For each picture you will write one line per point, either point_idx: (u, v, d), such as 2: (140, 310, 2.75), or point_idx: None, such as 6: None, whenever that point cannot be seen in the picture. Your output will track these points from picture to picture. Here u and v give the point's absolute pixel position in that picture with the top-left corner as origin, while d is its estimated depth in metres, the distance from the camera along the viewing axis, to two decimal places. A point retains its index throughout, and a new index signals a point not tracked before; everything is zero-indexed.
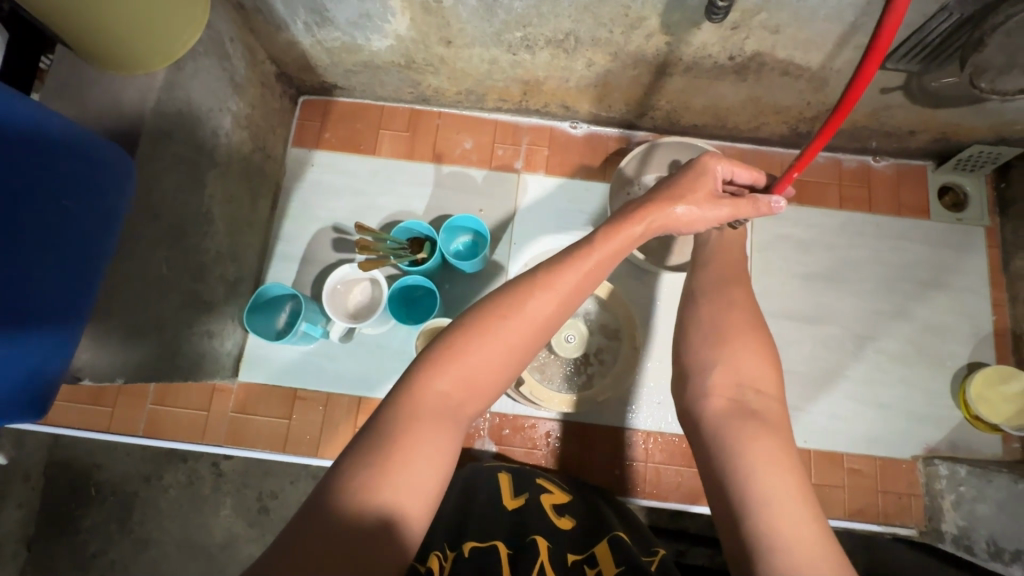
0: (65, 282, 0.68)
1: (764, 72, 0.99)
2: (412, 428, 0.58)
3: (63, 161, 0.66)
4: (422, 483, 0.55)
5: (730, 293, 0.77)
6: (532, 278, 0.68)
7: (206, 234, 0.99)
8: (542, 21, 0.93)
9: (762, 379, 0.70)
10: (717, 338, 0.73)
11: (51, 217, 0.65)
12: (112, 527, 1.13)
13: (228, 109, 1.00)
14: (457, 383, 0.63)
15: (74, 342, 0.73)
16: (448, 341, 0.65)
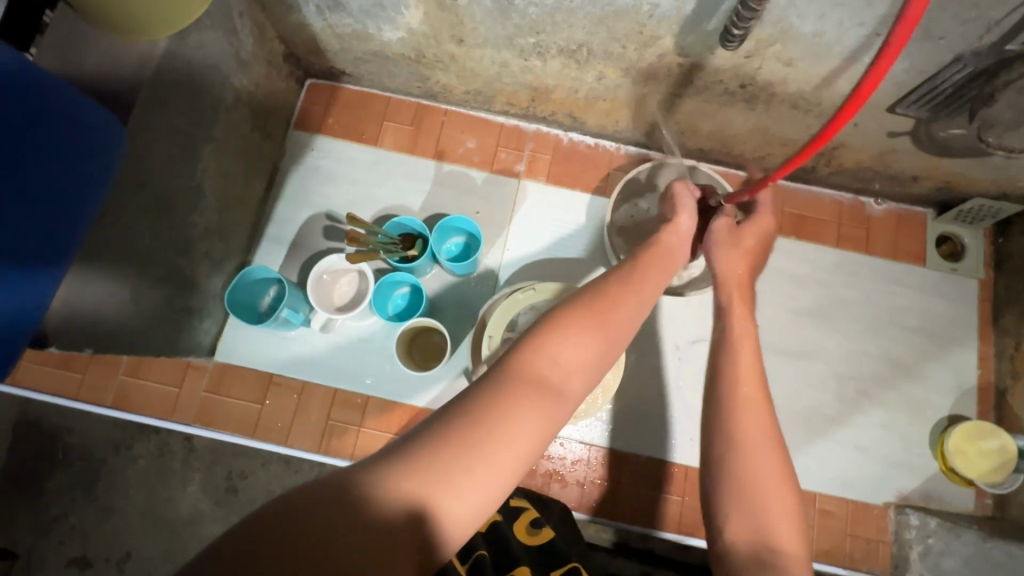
0: (37, 242, 0.66)
1: (775, 103, 0.98)
2: (511, 396, 0.52)
3: (44, 120, 0.64)
4: (509, 452, 0.49)
5: (748, 408, 0.63)
6: (619, 277, 0.68)
7: (195, 207, 0.97)
8: (556, 29, 0.91)
9: (782, 528, 0.58)
10: (731, 460, 0.61)
11: (25, 175, 0.63)
12: (76, 493, 1.10)
13: (230, 84, 0.99)
14: (562, 359, 0.57)
15: (48, 301, 0.71)
16: (555, 317, 0.61)
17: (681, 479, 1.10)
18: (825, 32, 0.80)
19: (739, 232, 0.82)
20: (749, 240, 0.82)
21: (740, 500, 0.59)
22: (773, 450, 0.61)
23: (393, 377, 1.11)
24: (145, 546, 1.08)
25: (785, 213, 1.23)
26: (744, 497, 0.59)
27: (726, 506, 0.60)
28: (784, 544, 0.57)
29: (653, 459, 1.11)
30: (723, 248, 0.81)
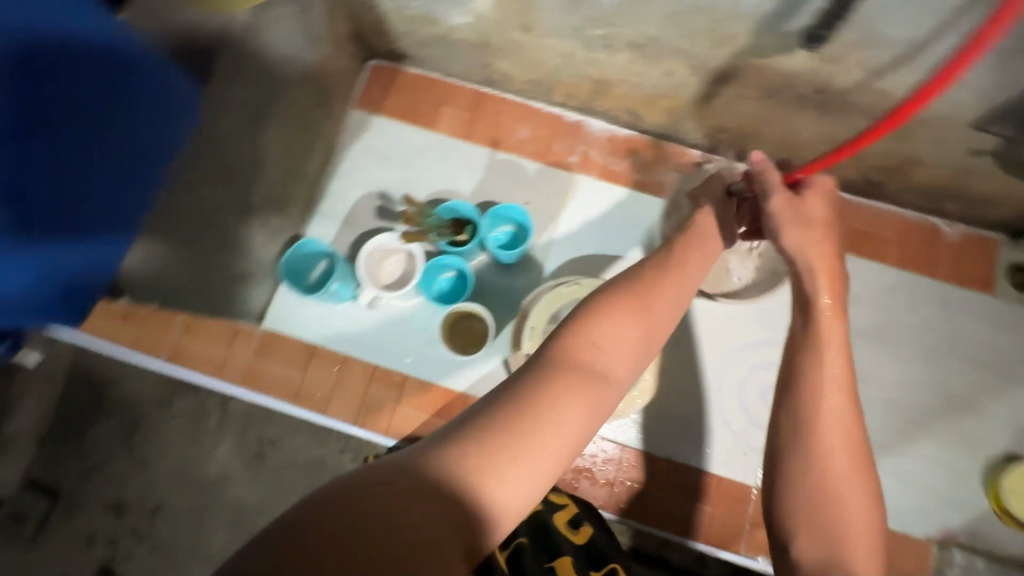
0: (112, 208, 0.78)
1: (850, 112, 0.95)
2: (563, 382, 0.53)
3: (122, 93, 0.75)
4: (562, 437, 0.50)
5: (834, 429, 0.61)
6: (655, 266, 0.67)
7: (258, 177, 0.99)
8: (627, 22, 0.90)
9: (860, 548, 0.57)
10: (811, 481, 0.60)
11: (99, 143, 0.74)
12: (116, 446, 1.17)
13: (300, 59, 1.01)
14: (606, 345, 0.57)
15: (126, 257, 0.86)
16: (593, 306, 0.60)
17: (713, 490, 1.08)
18: (917, 39, 0.76)
19: (803, 200, 0.72)
20: (817, 208, 0.72)
21: (817, 521, 0.59)
22: (857, 473, 0.60)
23: (433, 359, 1.12)
24: (176, 502, 1.15)
25: (846, 228, 1.18)
26: (823, 519, 0.59)
27: (799, 526, 0.60)
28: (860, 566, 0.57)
29: (686, 466, 1.09)
30: (796, 229, 0.71)
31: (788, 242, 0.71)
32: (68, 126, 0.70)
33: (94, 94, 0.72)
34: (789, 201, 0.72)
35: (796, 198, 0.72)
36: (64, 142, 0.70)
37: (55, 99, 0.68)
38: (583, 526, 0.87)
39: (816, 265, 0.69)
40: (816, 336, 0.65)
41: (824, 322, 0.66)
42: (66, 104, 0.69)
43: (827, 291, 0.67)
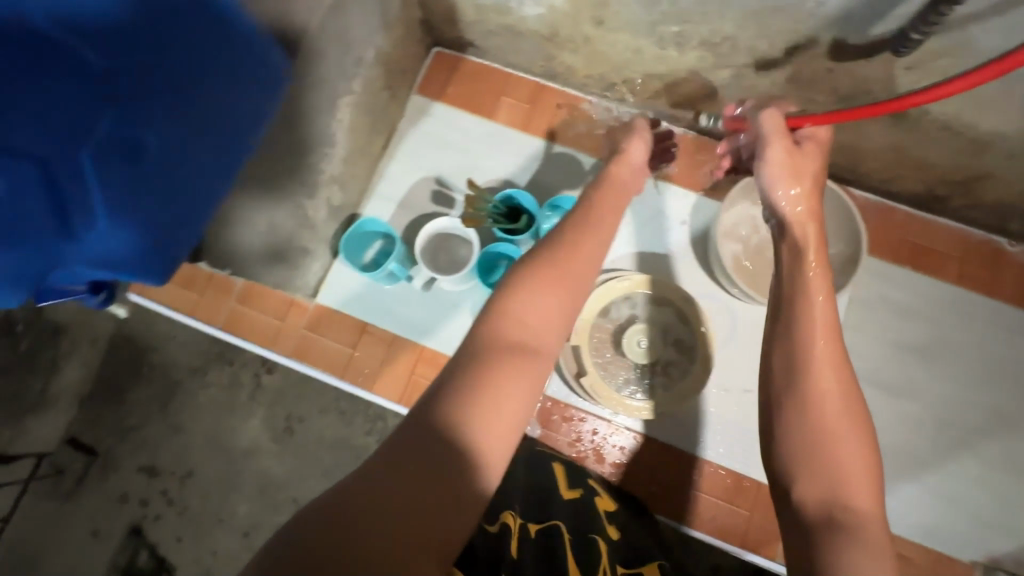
0: (201, 173, 0.67)
1: (924, 122, 0.93)
2: (501, 359, 0.55)
3: (219, 42, 0.65)
4: (513, 404, 0.53)
5: (823, 367, 0.60)
6: (561, 242, 0.67)
7: (327, 155, 1.02)
8: (704, 20, 0.90)
9: (858, 482, 0.55)
10: (808, 421, 0.58)
11: (199, 99, 0.64)
12: (153, 408, 1.31)
13: (373, 42, 1.03)
14: (532, 314, 0.59)
15: (200, 230, 0.72)
16: (508, 286, 0.61)
17: (753, 494, 1.08)
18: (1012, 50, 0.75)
19: (802, 151, 0.76)
20: (811, 161, 0.75)
21: (813, 459, 0.57)
22: (850, 409, 0.59)
23: None
24: (206, 464, 1.28)
25: (905, 241, 1.16)
26: (820, 457, 0.57)
27: (796, 466, 0.58)
28: (859, 503, 0.55)
29: (727, 470, 1.09)
30: (793, 179, 0.73)
31: (785, 191, 0.73)
32: (160, 75, 0.60)
33: (189, 42, 0.62)
34: (790, 151, 0.75)
35: (796, 149, 0.75)
36: (170, 96, 0.62)
37: (145, 45, 0.59)
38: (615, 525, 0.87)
39: (800, 213, 0.73)
40: (797, 284, 0.67)
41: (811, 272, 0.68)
42: (156, 50, 0.60)
43: (813, 247, 0.70)
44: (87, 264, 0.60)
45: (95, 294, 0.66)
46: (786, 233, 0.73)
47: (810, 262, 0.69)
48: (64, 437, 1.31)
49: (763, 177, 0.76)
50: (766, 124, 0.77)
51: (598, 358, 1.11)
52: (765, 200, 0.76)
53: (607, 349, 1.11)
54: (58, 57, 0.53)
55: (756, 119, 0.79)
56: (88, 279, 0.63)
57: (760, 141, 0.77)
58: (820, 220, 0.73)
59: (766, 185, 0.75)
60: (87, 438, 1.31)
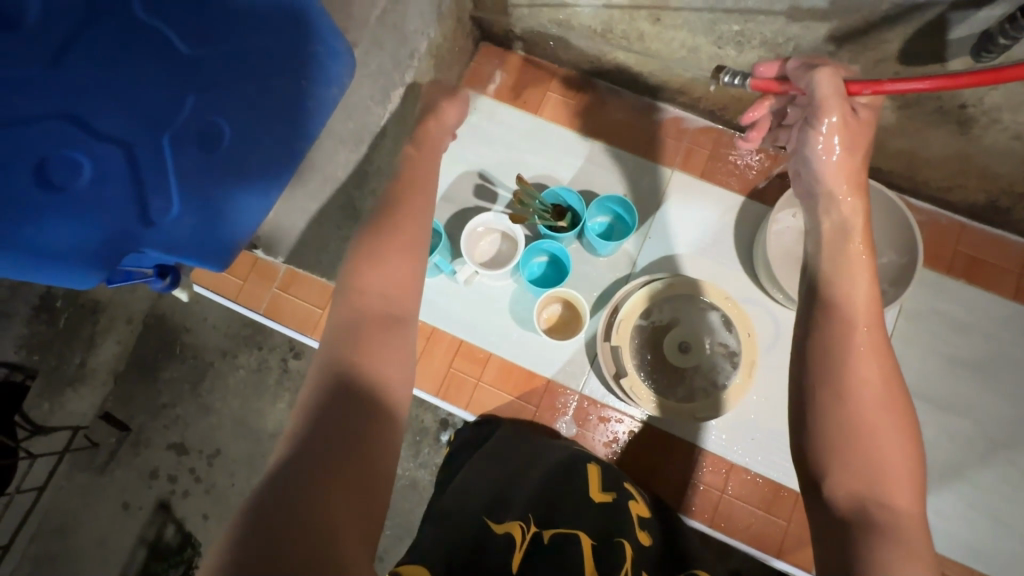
0: (263, 160, 0.69)
1: (994, 130, 0.90)
2: (364, 334, 0.61)
3: (299, 31, 0.66)
4: (389, 370, 0.61)
5: (865, 356, 0.57)
6: (396, 207, 0.71)
7: (376, 146, 1.02)
8: (768, 20, 0.87)
9: (892, 477, 0.54)
10: (844, 417, 0.56)
11: (270, 88, 0.66)
12: (186, 387, 1.34)
13: (426, 34, 1.02)
14: (383, 282, 0.65)
15: (258, 217, 0.73)
16: (358, 257, 0.66)
17: (790, 503, 1.06)
18: None
19: (858, 121, 0.66)
20: (869, 131, 0.67)
21: (849, 456, 0.55)
22: (893, 402, 0.56)
23: (520, 343, 1.14)
24: (234, 445, 1.31)
25: (960, 253, 1.12)
26: (856, 454, 0.55)
27: (829, 459, 0.56)
28: (896, 500, 0.54)
29: (766, 479, 1.07)
30: (843, 150, 0.66)
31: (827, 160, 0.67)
32: (241, 60, 0.61)
33: (268, 29, 0.63)
34: (845, 120, 0.65)
35: (851, 116, 0.66)
36: (240, 82, 0.62)
37: (232, 30, 0.60)
38: (647, 529, 0.84)
39: (845, 188, 0.67)
40: (840, 266, 0.63)
41: (857, 257, 0.63)
42: (240, 35, 0.60)
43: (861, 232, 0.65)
44: (159, 249, 0.62)
45: (160, 278, 0.67)
46: (831, 210, 0.67)
47: (856, 243, 0.64)
48: (98, 412, 1.34)
49: (809, 142, 0.68)
50: (820, 88, 0.65)
51: (637, 360, 1.10)
52: (807, 167, 0.69)
53: (644, 352, 1.11)
54: (145, 37, 0.53)
55: (808, 78, 0.66)
56: (153, 261, 0.65)
57: (812, 106, 0.66)
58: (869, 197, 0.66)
59: (808, 151, 0.68)
60: (121, 414, 1.34)
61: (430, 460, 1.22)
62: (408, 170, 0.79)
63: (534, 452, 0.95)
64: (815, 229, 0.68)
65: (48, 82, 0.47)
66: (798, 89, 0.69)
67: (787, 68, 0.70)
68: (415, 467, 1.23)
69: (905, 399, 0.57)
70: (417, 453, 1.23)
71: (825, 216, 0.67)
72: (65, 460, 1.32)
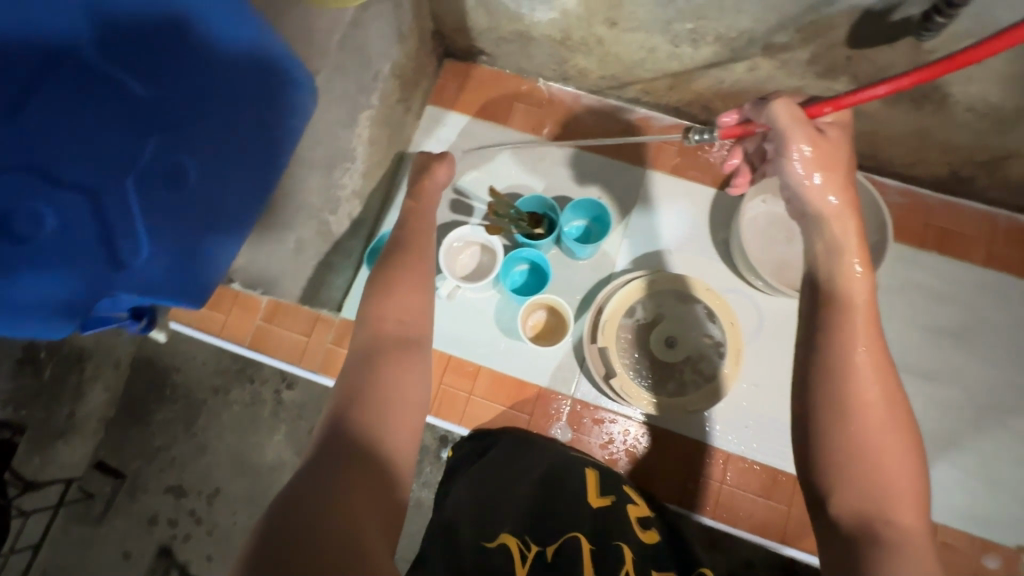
0: (233, 195, 0.69)
1: (947, 104, 0.93)
2: (382, 364, 0.67)
3: (261, 62, 0.67)
4: (403, 403, 0.65)
5: (867, 377, 0.58)
6: (406, 251, 0.80)
7: (348, 171, 1.03)
8: (719, 16, 0.90)
9: (898, 491, 0.56)
10: (848, 438, 0.57)
11: (236, 121, 0.67)
12: (180, 427, 1.32)
13: (389, 56, 1.03)
14: (399, 311, 0.72)
15: (233, 252, 0.73)
16: (379, 289, 0.75)
17: (789, 487, 1.06)
18: None
19: (827, 140, 0.67)
20: (841, 147, 0.68)
21: (854, 476, 0.57)
22: (894, 419, 0.57)
23: (508, 353, 1.14)
24: (234, 482, 1.29)
25: (931, 225, 1.15)
26: (862, 475, 0.56)
27: (835, 478, 0.58)
28: (903, 518, 0.55)
29: (762, 465, 1.08)
30: (822, 171, 0.66)
31: (811, 182, 0.66)
32: (202, 96, 0.62)
33: (228, 65, 0.64)
34: (814, 141, 0.66)
35: (819, 137, 0.67)
36: (204, 118, 0.63)
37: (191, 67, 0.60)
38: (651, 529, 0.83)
39: (837, 207, 0.65)
40: (843, 290, 0.62)
41: (854, 277, 0.62)
42: (201, 72, 0.61)
43: (855, 248, 0.63)
44: (132, 292, 0.61)
45: (136, 320, 0.66)
46: (824, 230, 0.65)
47: (855, 265, 0.62)
48: (91, 462, 1.31)
49: (787, 172, 0.68)
50: (781, 118, 0.66)
51: (628, 360, 1.10)
52: (792, 193, 0.69)
53: (633, 351, 1.11)
54: (104, 86, 0.53)
55: (767, 113, 0.68)
56: (129, 305, 0.64)
57: (778, 136, 0.67)
58: (859, 210, 0.65)
59: (790, 178, 0.68)
60: (115, 462, 1.32)
61: (433, 478, 1.21)
62: (413, 220, 0.87)
63: (528, 458, 0.96)
64: (808, 247, 0.67)
65: (14, 138, 0.48)
66: (763, 125, 0.70)
67: (747, 112, 0.73)
68: (419, 487, 1.22)
69: (908, 418, 0.58)
70: (420, 473, 1.22)
71: (817, 238, 0.66)
72: (61, 514, 1.30)
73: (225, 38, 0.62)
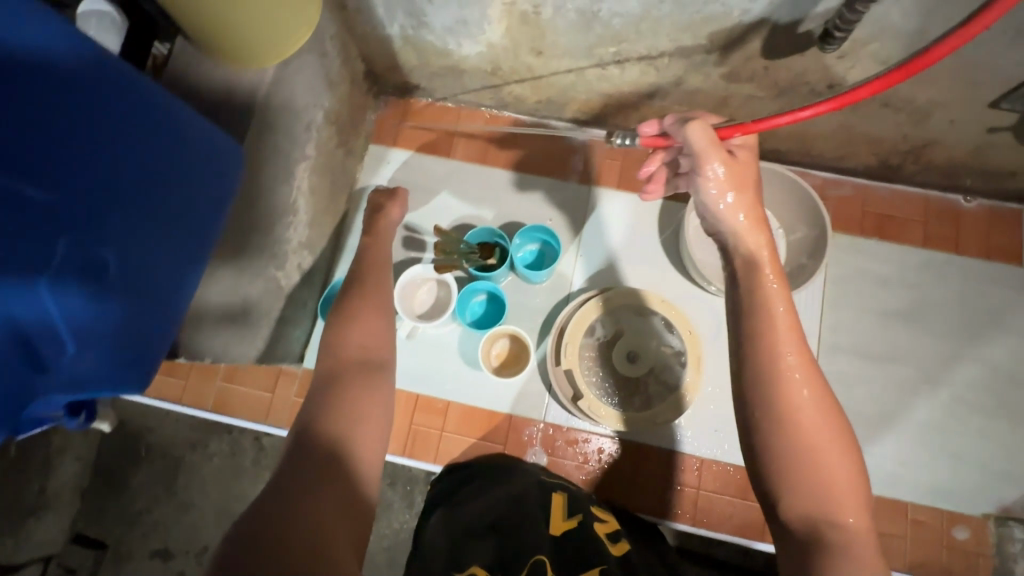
0: (161, 274, 0.69)
1: (864, 102, 0.96)
2: (348, 387, 0.69)
3: (170, 143, 0.67)
4: (368, 423, 0.67)
5: (796, 382, 0.60)
6: (359, 291, 0.81)
7: (291, 224, 1.02)
8: (638, 38, 0.92)
9: (841, 494, 0.57)
10: (790, 444, 0.58)
11: (159, 204, 0.66)
12: (159, 488, 1.28)
13: (321, 105, 1.03)
14: (367, 335, 0.75)
15: (168, 329, 0.73)
16: (338, 319, 0.77)
17: None
18: (930, 29, 0.78)
19: (737, 161, 0.70)
20: (749, 167, 0.71)
21: (800, 481, 0.58)
22: (826, 420, 0.59)
23: (475, 385, 1.14)
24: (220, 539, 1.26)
25: (869, 213, 1.19)
26: (806, 477, 0.58)
27: (781, 486, 0.59)
28: (846, 517, 0.57)
29: (735, 467, 1.10)
30: (734, 190, 0.69)
31: (724, 201, 0.69)
32: (118, 185, 0.60)
33: (143, 150, 0.63)
34: (728, 163, 0.69)
35: (730, 158, 0.70)
36: (124, 206, 0.61)
37: (106, 163, 0.59)
38: (619, 541, 0.85)
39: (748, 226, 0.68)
40: (761, 301, 0.63)
41: (773, 291, 0.64)
42: (113, 160, 0.59)
43: (771, 259, 0.66)
44: (62, 390, 0.60)
45: (74, 417, 0.66)
46: (739, 243, 0.68)
47: (771, 282, 0.65)
48: (70, 535, 1.26)
49: (700, 191, 0.70)
50: (696, 139, 0.68)
51: (594, 377, 1.11)
52: (706, 212, 0.71)
53: (596, 365, 1.12)
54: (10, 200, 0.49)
55: (682, 133, 0.69)
56: (64, 403, 0.63)
57: (692, 156, 0.69)
58: (767, 227, 0.68)
59: (705, 198, 0.70)
60: (94, 532, 1.27)
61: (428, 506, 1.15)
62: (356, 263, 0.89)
63: (495, 483, 0.97)
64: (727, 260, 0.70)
65: None
66: (679, 142, 0.71)
67: (665, 124, 0.73)
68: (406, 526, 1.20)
69: (841, 417, 0.60)
70: (413, 503, 1.14)
71: (734, 259, 0.68)
72: None
73: (129, 126, 0.61)
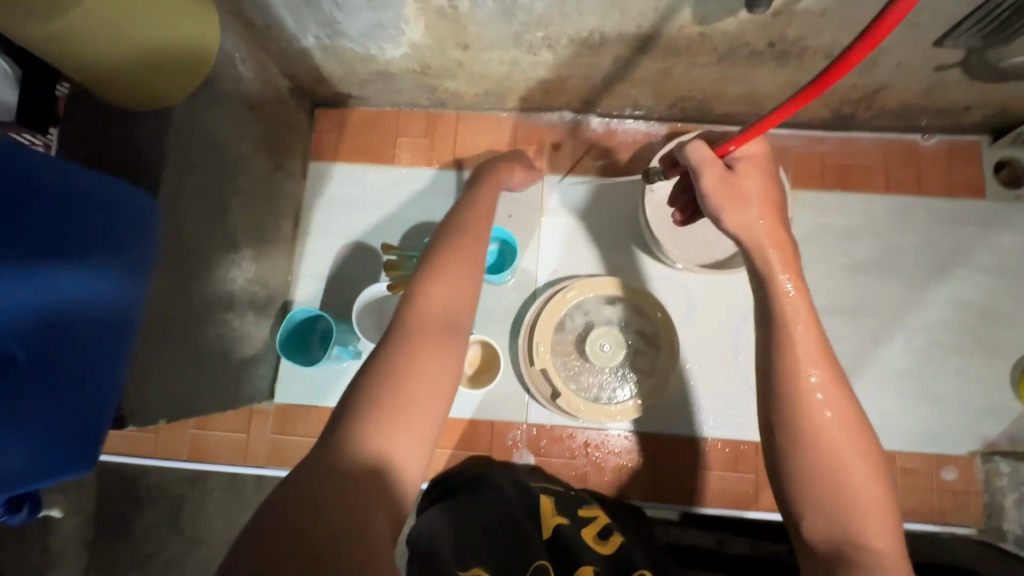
0: (87, 354, 0.64)
1: (808, 57, 0.92)
2: (417, 355, 0.60)
3: (70, 218, 0.61)
4: (432, 406, 0.59)
5: (822, 399, 0.61)
6: (452, 242, 0.74)
7: (233, 261, 0.97)
8: (565, 20, 0.86)
9: (868, 513, 0.57)
10: (813, 460, 0.59)
11: (69, 285, 0.60)
12: (165, 529, 1.17)
13: (247, 132, 0.97)
14: (449, 297, 0.67)
15: (107, 404, 0.68)
16: (427, 271, 0.69)
17: (752, 455, 1.08)
18: None
19: (738, 176, 0.70)
20: (753, 179, 0.71)
21: (826, 500, 0.58)
22: (853, 439, 0.59)
23: None
24: None
25: (829, 165, 1.16)
26: (833, 495, 0.57)
27: (802, 504, 0.59)
28: (875, 540, 0.56)
29: (720, 440, 1.09)
30: (739, 203, 0.69)
31: (732, 214, 0.69)
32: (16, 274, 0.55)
33: (34, 228, 0.57)
34: (731, 176, 0.70)
35: (730, 174, 0.70)
36: (28, 296, 0.56)
37: None
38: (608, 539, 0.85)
39: (763, 239, 0.68)
40: (787, 317, 0.65)
41: (787, 297, 0.65)
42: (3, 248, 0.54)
43: (782, 267, 0.67)
44: None
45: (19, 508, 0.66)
46: (748, 262, 0.69)
47: (783, 279, 0.66)
48: None
49: (711, 210, 0.71)
50: (695, 155, 0.70)
51: (572, 371, 1.09)
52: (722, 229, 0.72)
53: (573, 358, 1.09)
54: None
55: (684, 152, 0.72)
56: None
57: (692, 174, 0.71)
58: (786, 237, 0.69)
59: (716, 215, 0.71)
60: None
61: None
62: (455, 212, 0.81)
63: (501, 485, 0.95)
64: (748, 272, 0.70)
65: None
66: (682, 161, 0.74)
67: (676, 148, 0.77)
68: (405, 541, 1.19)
69: (869, 436, 0.60)
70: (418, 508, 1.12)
71: (750, 265, 0.69)
72: None
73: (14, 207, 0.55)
